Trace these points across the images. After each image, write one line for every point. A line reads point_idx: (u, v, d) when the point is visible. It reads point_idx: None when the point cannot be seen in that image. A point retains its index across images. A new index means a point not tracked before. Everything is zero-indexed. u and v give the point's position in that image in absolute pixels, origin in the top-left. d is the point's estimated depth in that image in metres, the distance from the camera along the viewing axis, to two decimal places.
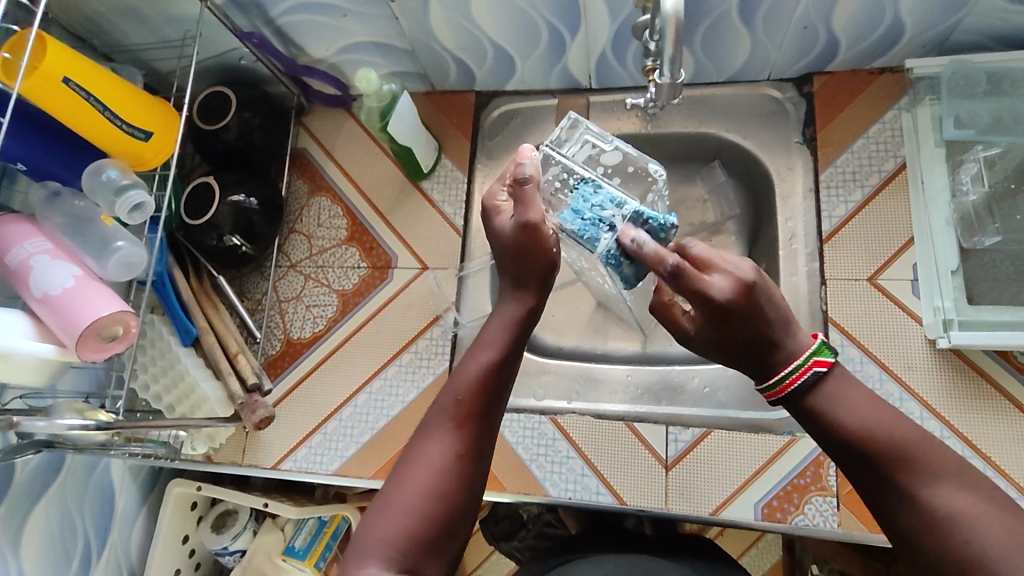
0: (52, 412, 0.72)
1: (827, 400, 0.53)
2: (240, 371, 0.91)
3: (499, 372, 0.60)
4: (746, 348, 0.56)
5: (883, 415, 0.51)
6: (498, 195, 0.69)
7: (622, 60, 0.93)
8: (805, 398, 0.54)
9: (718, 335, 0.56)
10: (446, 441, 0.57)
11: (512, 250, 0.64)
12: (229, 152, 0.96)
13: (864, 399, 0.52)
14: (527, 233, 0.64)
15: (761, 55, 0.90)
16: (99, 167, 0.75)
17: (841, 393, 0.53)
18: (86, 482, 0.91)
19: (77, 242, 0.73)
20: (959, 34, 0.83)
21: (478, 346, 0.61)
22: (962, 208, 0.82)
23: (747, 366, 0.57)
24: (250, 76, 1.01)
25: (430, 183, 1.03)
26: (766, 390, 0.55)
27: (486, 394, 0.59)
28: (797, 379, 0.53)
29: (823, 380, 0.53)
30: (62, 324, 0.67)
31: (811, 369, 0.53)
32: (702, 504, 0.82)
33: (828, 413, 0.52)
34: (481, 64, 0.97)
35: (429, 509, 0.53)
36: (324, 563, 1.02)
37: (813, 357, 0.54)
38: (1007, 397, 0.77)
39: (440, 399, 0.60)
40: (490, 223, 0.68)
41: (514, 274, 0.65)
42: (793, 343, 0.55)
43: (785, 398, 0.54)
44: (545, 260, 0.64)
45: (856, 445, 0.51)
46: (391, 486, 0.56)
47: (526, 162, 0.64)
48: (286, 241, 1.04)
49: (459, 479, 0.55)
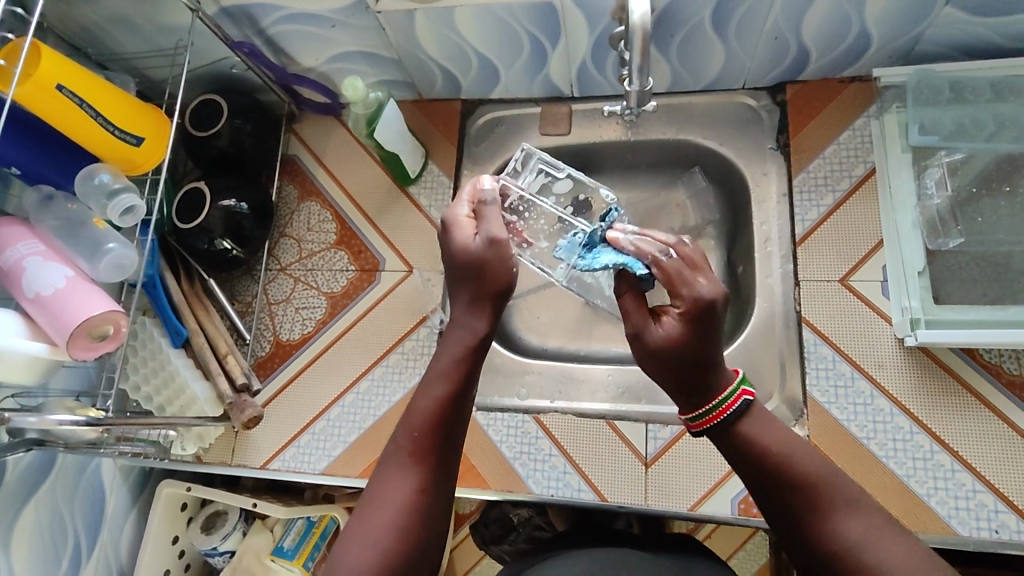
0: (42, 408, 0.74)
1: (747, 437, 0.57)
2: (229, 372, 0.93)
3: (456, 405, 0.59)
4: (695, 361, 0.58)
5: (798, 452, 0.55)
6: (461, 211, 0.68)
7: (602, 70, 0.96)
8: (732, 428, 0.57)
9: (681, 338, 0.58)
10: (406, 476, 0.56)
11: (473, 271, 0.64)
12: (221, 159, 0.99)
13: (779, 438, 0.56)
14: (495, 249, 0.64)
15: (736, 65, 0.93)
16: (92, 171, 0.77)
17: (762, 429, 0.57)
18: (76, 482, 0.92)
19: (69, 244, 0.75)
20: (922, 45, 0.86)
21: (430, 378, 0.60)
22: (927, 212, 0.84)
23: (686, 388, 0.59)
24: (242, 85, 1.04)
25: (417, 188, 1.05)
26: (693, 419, 0.59)
27: (444, 427, 0.58)
28: (729, 408, 0.57)
29: (750, 407, 0.58)
30: (54, 322, 0.69)
31: (740, 398, 0.58)
32: (680, 500, 0.84)
33: (751, 450, 0.56)
34: (466, 74, 1.00)
35: (394, 547, 0.53)
36: (312, 563, 1.03)
37: (740, 386, 0.58)
38: (971, 392, 0.80)
39: (398, 432, 0.59)
40: (449, 239, 0.66)
41: (470, 295, 0.64)
42: (719, 376, 0.58)
43: (711, 427, 0.58)
44: (502, 283, 0.63)
45: (769, 478, 0.55)
46: (354, 524, 0.55)
47: (489, 184, 0.69)
48: (275, 245, 1.06)
49: (424, 515, 0.55)
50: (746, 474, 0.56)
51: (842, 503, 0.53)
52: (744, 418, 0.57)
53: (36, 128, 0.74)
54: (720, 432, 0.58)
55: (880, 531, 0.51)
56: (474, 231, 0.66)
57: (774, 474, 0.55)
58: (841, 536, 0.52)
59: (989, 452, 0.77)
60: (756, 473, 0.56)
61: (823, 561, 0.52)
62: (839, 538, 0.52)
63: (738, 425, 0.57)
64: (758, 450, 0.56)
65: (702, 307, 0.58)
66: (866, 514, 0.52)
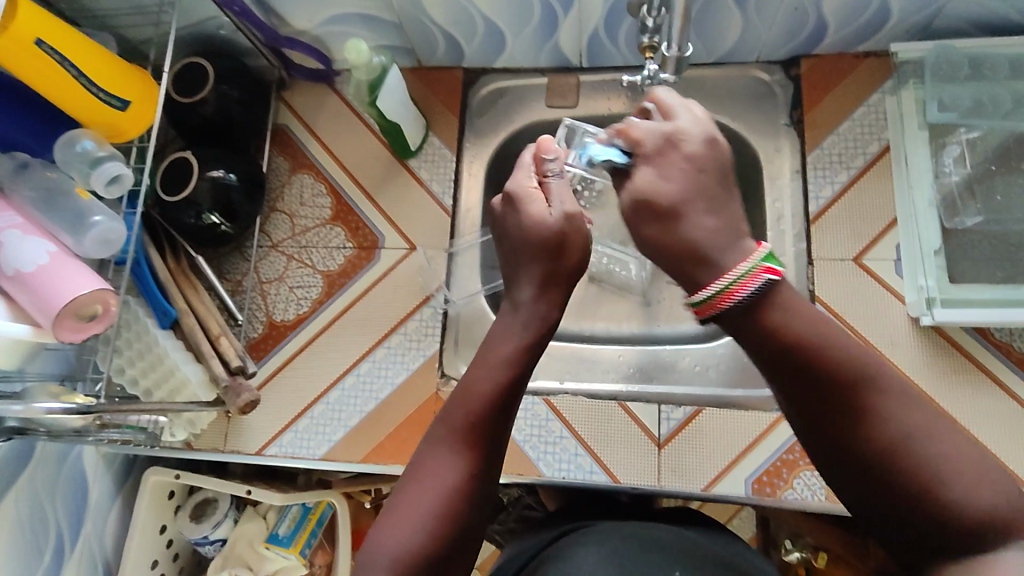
0: (25, 395, 0.68)
1: (776, 324, 0.52)
2: (223, 354, 0.88)
3: (512, 393, 0.58)
4: (675, 209, 0.55)
5: (830, 337, 0.52)
6: (527, 182, 0.66)
7: (614, 38, 0.93)
8: (755, 319, 0.53)
9: (654, 182, 0.56)
10: (459, 461, 0.55)
11: (544, 249, 0.62)
12: (205, 127, 0.92)
13: (810, 323, 0.53)
14: (569, 223, 0.63)
15: (752, 37, 0.90)
16: (73, 137, 0.71)
17: (790, 315, 0.53)
18: (57, 471, 0.87)
19: (50, 216, 0.69)
20: (941, 20, 0.85)
21: (487, 363, 0.59)
22: (944, 188, 0.84)
23: (682, 264, 0.54)
24: (230, 47, 0.97)
25: (417, 161, 1.00)
26: (700, 304, 0.53)
27: (499, 414, 0.57)
28: (749, 284, 0.52)
29: (775, 287, 0.53)
30: (36, 302, 0.63)
31: (762, 274, 0.52)
32: (693, 482, 0.84)
33: (781, 338, 0.52)
34: (471, 40, 0.95)
35: (439, 529, 0.52)
36: (309, 550, 1.00)
37: (764, 264, 0.53)
38: (983, 370, 0.80)
39: (448, 412, 0.58)
40: (520, 210, 0.64)
41: (537, 277, 0.62)
42: (736, 249, 0.54)
43: (722, 315, 0.53)
44: (574, 264, 0.63)
45: (804, 367, 0.52)
46: (398, 503, 0.54)
47: (551, 156, 0.67)
48: (267, 220, 1.00)
49: (474, 500, 0.55)
50: (777, 366, 0.53)
51: (880, 391, 0.51)
52: (770, 305, 0.52)
53: (17, 92, 0.69)
54: (738, 316, 0.53)
55: (920, 421, 0.50)
56: (544, 203, 0.64)
57: (808, 365, 0.52)
58: (881, 434, 0.50)
59: (1000, 429, 0.78)
60: (789, 363, 0.52)
61: (859, 455, 0.51)
62: (878, 432, 0.50)
63: (769, 312, 0.52)
64: (787, 340, 0.52)
65: (665, 145, 0.57)
66: (909, 403, 0.51)
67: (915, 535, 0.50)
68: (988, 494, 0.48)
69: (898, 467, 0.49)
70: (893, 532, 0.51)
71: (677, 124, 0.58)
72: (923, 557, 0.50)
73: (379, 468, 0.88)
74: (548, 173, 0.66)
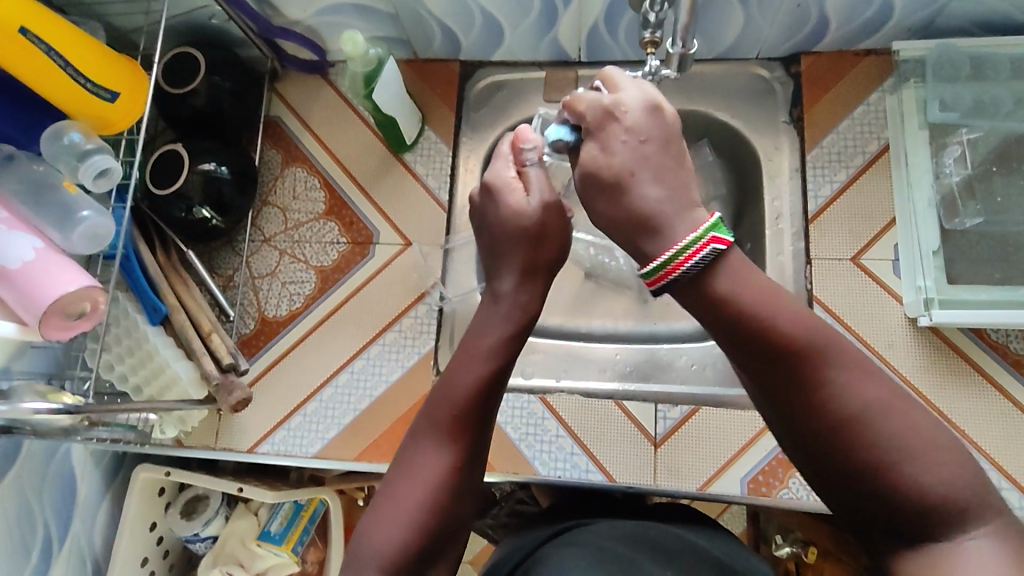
0: (12, 395, 0.67)
1: (725, 294, 0.47)
2: (214, 351, 0.86)
3: (494, 385, 0.56)
4: (616, 183, 0.51)
5: (783, 307, 0.47)
6: (505, 172, 0.62)
7: (614, 33, 0.92)
8: (702, 288, 0.48)
9: (597, 155, 0.52)
10: (445, 456, 0.54)
11: (525, 239, 0.60)
12: (196, 118, 0.90)
13: (761, 290, 0.48)
14: (550, 213, 0.61)
15: (753, 33, 0.89)
16: (60, 130, 0.69)
17: (738, 283, 0.48)
18: (45, 468, 0.85)
19: (36, 210, 0.66)
20: (944, 18, 0.85)
21: (471, 354, 0.57)
22: (943, 189, 0.84)
23: (629, 233, 0.51)
24: (221, 37, 0.95)
25: (413, 155, 0.99)
26: (648, 275, 0.49)
27: (482, 407, 0.56)
28: (691, 257, 0.47)
29: (721, 258, 0.48)
30: (22, 300, 0.61)
31: (709, 246, 0.48)
32: (690, 481, 0.83)
33: (729, 310, 0.47)
34: (468, 32, 0.94)
35: (423, 523, 0.51)
36: (302, 547, 0.99)
37: (711, 233, 0.48)
38: (979, 371, 0.80)
39: (431, 405, 0.56)
40: (499, 204, 0.61)
41: (519, 266, 0.60)
42: (685, 219, 0.49)
43: (667, 286, 0.49)
44: (555, 251, 0.61)
45: (756, 339, 0.47)
46: (383, 498, 0.53)
47: (529, 146, 0.62)
48: (258, 214, 0.99)
49: (458, 493, 0.54)
50: (728, 337, 0.48)
51: (835, 362, 0.47)
52: (717, 272, 0.48)
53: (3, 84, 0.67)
54: (684, 284, 0.48)
55: (877, 393, 0.46)
56: (524, 194, 0.61)
57: (759, 338, 0.47)
58: (839, 409, 0.46)
59: (995, 430, 0.78)
60: (740, 335, 0.48)
61: (815, 431, 0.47)
62: (835, 407, 0.46)
63: (714, 281, 0.47)
64: (738, 311, 0.47)
65: (606, 117, 0.53)
66: (869, 376, 0.47)
67: (870, 515, 0.47)
68: (951, 473, 0.45)
69: (857, 445, 0.46)
70: (853, 509, 0.48)
71: (620, 96, 0.53)
72: (878, 536, 0.47)
73: (373, 467, 0.87)
74: (525, 164, 0.62)
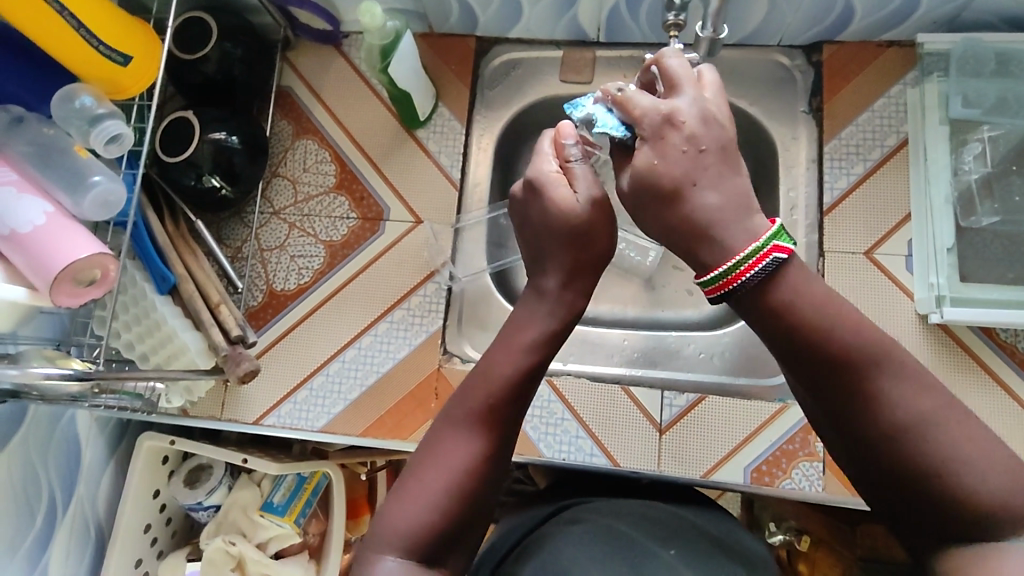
0: (20, 358, 0.67)
1: (783, 304, 0.48)
2: (223, 323, 0.86)
3: (531, 378, 0.57)
4: (675, 191, 0.50)
5: (840, 320, 0.47)
6: (547, 168, 0.61)
7: (635, 13, 0.90)
8: (761, 298, 0.48)
9: (655, 163, 0.51)
10: (474, 442, 0.54)
11: (572, 235, 0.59)
12: (207, 86, 0.89)
13: (821, 299, 0.48)
14: (598, 208, 0.59)
15: (776, 19, 0.88)
16: (72, 93, 0.68)
17: (797, 292, 0.48)
18: (51, 432, 0.86)
19: (45, 173, 0.66)
20: (969, 12, 0.84)
21: (510, 346, 0.57)
22: (961, 185, 0.84)
23: (685, 245, 0.50)
24: (234, 3, 0.94)
25: (426, 132, 0.98)
26: (708, 282, 0.49)
27: (516, 399, 0.56)
28: (752, 267, 0.47)
29: (783, 267, 0.48)
30: (33, 265, 0.61)
31: (769, 255, 0.47)
32: (693, 468, 0.84)
33: (784, 321, 0.48)
34: (486, 8, 0.92)
35: (449, 508, 0.52)
36: (304, 519, 0.98)
37: (772, 242, 0.47)
38: (986, 370, 0.81)
39: (465, 392, 0.56)
40: (545, 200, 0.60)
41: (565, 264, 0.59)
42: (744, 227, 0.49)
43: (726, 294, 0.49)
44: (602, 250, 0.60)
45: (812, 349, 0.47)
46: (407, 479, 0.54)
47: (570, 141, 0.61)
48: (269, 186, 0.98)
49: (485, 481, 0.54)
50: (782, 347, 0.49)
51: (891, 372, 0.47)
52: (775, 283, 0.48)
53: (16, 46, 0.67)
54: (745, 294, 0.48)
55: (932, 402, 0.46)
56: (572, 189, 0.60)
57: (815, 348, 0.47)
58: (893, 418, 0.46)
59: (999, 428, 0.79)
60: (795, 345, 0.48)
61: (869, 439, 0.47)
62: (888, 416, 0.46)
63: (770, 292, 0.48)
64: (796, 322, 0.47)
65: (664, 126, 0.51)
66: (925, 387, 0.47)
67: (917, 517, 0.47)
68: (1004, 480, 0.45)
69: (910, 452, 0.46)
70: (903, 513, 0.48)
71: (677, 103, 0.52)
72: (924, 538, 0.47)
73: (378, 443, 0.87)
74: (567, 160, 0.61)
